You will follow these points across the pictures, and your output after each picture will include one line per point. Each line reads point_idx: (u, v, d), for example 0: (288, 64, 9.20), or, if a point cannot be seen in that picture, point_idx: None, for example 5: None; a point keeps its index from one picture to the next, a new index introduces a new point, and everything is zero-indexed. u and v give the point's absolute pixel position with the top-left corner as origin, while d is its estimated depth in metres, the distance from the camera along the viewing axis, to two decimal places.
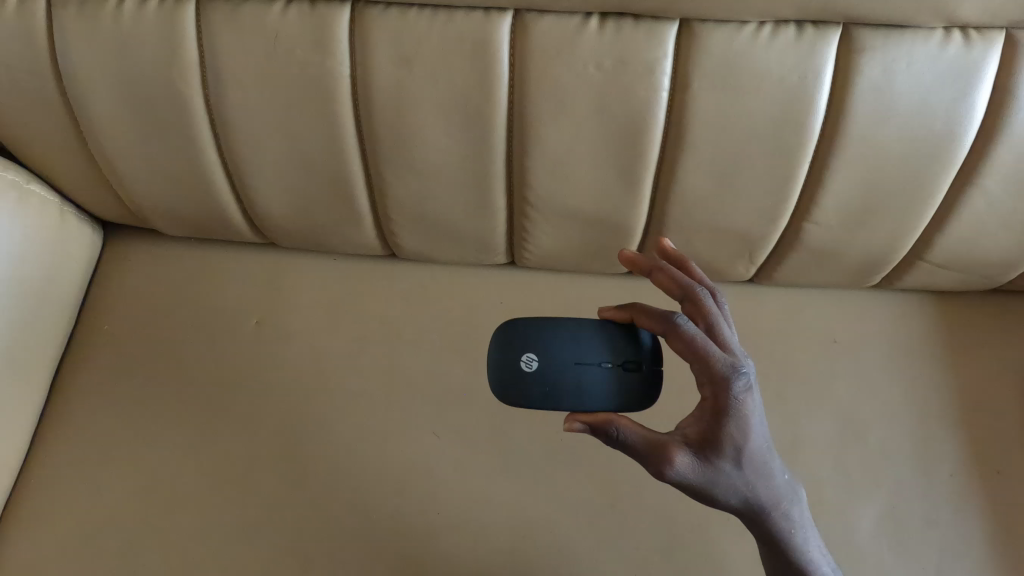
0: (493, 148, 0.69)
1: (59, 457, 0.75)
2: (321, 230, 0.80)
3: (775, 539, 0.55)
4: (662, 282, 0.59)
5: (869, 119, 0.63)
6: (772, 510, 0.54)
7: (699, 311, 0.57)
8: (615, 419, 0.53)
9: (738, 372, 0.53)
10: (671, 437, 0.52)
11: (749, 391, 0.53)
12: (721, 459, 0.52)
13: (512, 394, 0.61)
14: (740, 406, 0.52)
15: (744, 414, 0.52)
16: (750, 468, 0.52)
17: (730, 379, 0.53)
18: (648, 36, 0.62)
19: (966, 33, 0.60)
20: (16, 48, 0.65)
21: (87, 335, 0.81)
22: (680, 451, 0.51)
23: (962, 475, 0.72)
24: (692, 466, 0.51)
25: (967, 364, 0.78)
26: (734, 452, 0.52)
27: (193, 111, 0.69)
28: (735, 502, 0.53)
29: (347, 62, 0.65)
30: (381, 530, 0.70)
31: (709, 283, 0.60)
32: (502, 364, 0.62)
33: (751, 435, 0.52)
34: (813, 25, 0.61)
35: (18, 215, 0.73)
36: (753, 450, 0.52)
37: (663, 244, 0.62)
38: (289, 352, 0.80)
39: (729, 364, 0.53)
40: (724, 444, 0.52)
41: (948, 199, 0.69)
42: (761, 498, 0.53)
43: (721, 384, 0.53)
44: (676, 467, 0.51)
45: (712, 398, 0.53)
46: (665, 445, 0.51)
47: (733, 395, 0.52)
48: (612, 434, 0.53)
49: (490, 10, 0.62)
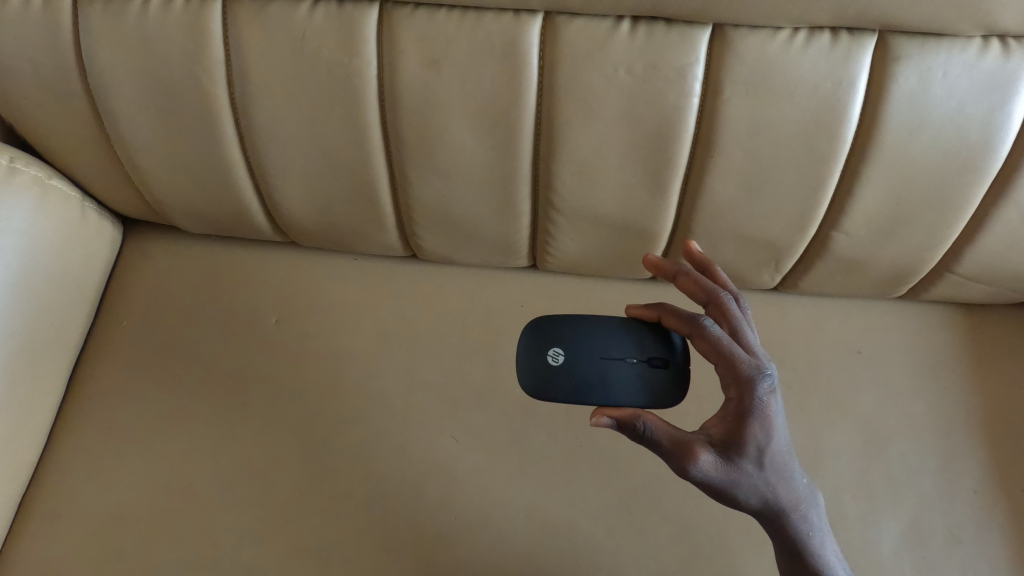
0: (520, 149, 0.68)
1: (78, 451, 0.75)
2: (343, 231, 0.80)
3: (791, 543, 0.54)
4: (686, 286, 0.60)
5: (903, 129, 0.62)
6: (790, 512, 0.53)
7: (723, 314, 0.58)
8: (642, 414, 0.53)
9: (763, 374, 0.53)
10: (695, 436, 0.52)
11: (772, 393, 0.53)
12: (744, 459, 0.51)
13: (539, 388, 0.61)
14: (764, 408, 0.52)
15: (768, 415, 0.52)
16: (772, 469, 0.52)
17: (755, 380, 0.53)
18: (680, 41, 0.61)
19: (1005, 42, 0.59)
20: (41, 43, 0.65)
21: (106, 329, 0.82)
22: (704, 449, 0.51)
23: (985, 491, 0.72)
24: (716, 466, 0.51)
25: (993, 379, 0.78)
26: (756, 453, 0.51)
27: (217, 109, 0.68)
28: (755, 503, 0.52)
29: (374, 62, 0.64)
30: (399, 533, 0.71)
31: (734, 288, 0.60)
32: (530, 359, 0.62)
33: (773, 438, 0.52)
34: (848, 31, 0.60)
35: (40, 209, 0.73)
36: (774, 452, 0.52)
37: (689, 248, 0.61)
38: (309, 353, 0.80)
39: (754, 366, 0.53)
40: (747, 444, 0.51)
41: (980, 211, 0.68)
42: (781, 500, 0.53)
43: (746, 386, 0.53)
44: (699, 465, 0.50)
45: (737, 399, 0.53)
46: (689, 442, 0.51)
47: (757, 396, 0.52)
48: (639, 429, 0.53)
49: (520, 12, 0.61)
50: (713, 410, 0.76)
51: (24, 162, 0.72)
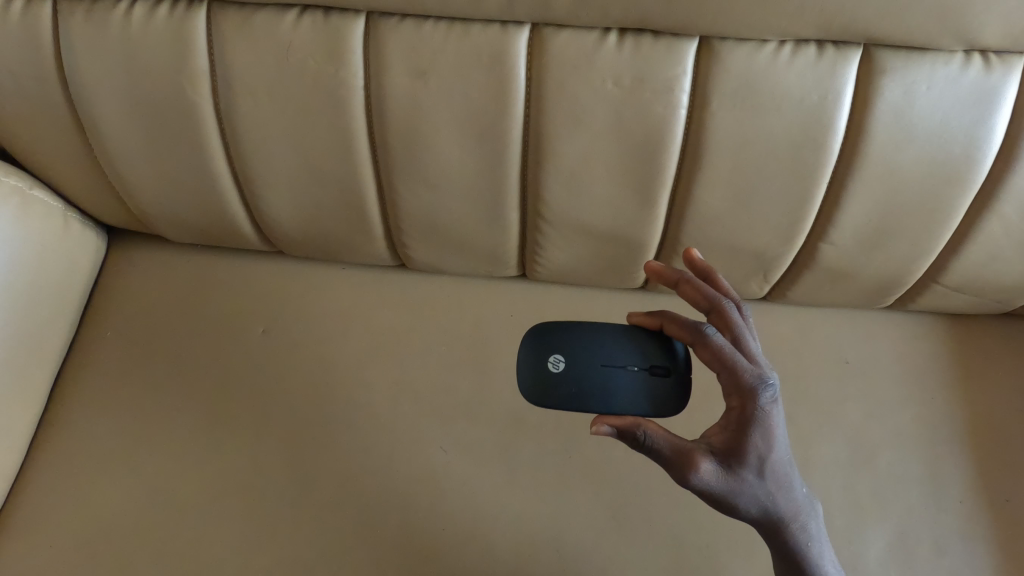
0: (508, 161, 0.68)
1: (57, 465, 0.74)
2: (330, 241, 0.80)
3: (790, 552, 0.54)
4: (688, 293, 0.60)
5: (888, 142, 0.63)
6: (790, 521, 0.53)
7: (725, 322, 0.57)
8: (642, 423, 0.53)
9: (765, 384, 0.53)
10: (695, 445, 0.52)
11: (775, 403, 0.53)
12: (744, 469, 0.51)
13: (540, 394, 0.61)
14: (766, 417, 0.52)
15: (770, 424, 0.52)
16: (772, 479, 0.52)
17: (758, 390, 0.52)
18: (666, 53, 0.61)
19: (986, 58, 0.60)
20: (21, 53, 0.64)
21: (89, 340, 0.80)
22: (704, 459, 0.51)
23: (971, 501, 0.72)
24: (716, 475, 0.51)
25: (979, 389, 0.78)
26: (758, 463, 0.51)
27: (202, 119, 0.68)
28: (755, 512, 0.52)
29: (361, 73, 0.64)
30: (385, 546, 0.70)
31: (736, 295, 0.60)
32: (531, 365, 0.62)
33: (774, 447, 0.52)
34: (834, 45, 0.60)
35: (20, 220, 0.72)
36: (775, 461, 0.52)
37: (690, 254, 0.62)
38: (296, 364, 0.79)
39: (757, 375, 0.53)
40: (748, 454, 0.51)
41: (965, 223, 0.69)
42: (781, 510, 0.52)
43: (748, 395, 0.52)
44: (699, 474, 0.50)
45: (739, 408, 0.53)
46: (689, 451, 0.51)
47: (760, 406, 0.52)
48: (639, 438, 0.52)
49: (507, 23, 0.61)
50: (703, 420, 0.76)
51: (4, 172, 0.71)
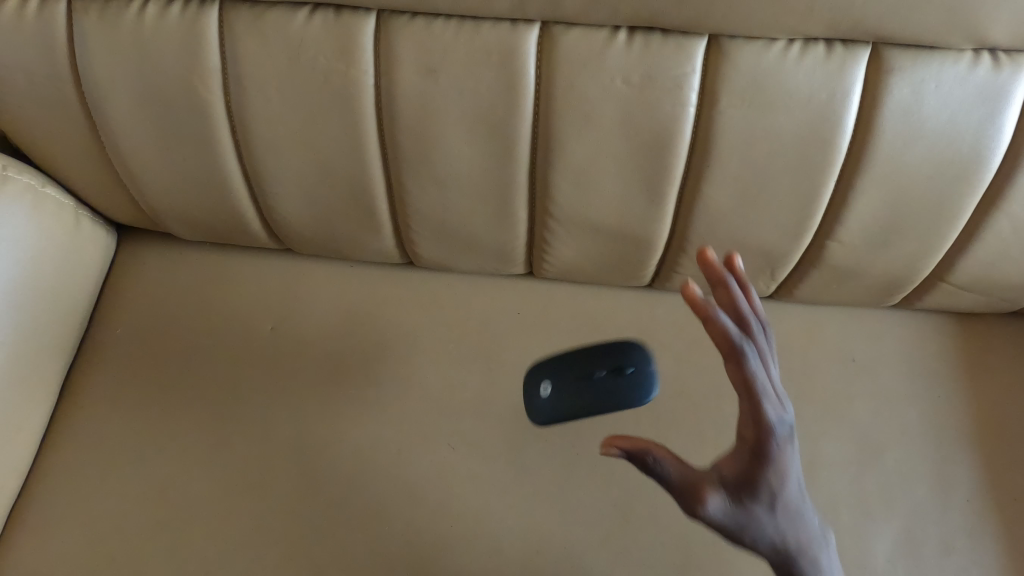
0: (517, 159, 0.68)
1: (68, 461, 0.74)
2: (339, 238, 0.80)
3: None
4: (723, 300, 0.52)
5: (896, 140, 0.63)
6: (802, 557, 0.52)
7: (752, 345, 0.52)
8: (652, 449, 0.52)
9: (782, 419, 0.50)
10: (705, 476, 0.51)
11: (790, 438, 0.51)
12: (754, 503, 0.50)
13: (538, 419, 0.68)
14: (780, 455, 0.50)
15: (785, 461, 0.50)
16: (783, 515, 0.51)
17: (776, 426, 0.50)
18: (676, 52, 0.61)
19: (995, 56, 0.60)
20: (34, 52, 0.64)
21: (99, 337, 0.81)
22: (714, 493, 0.50)
23: (978, 499, 0.72)
24: (724, 509, 0.49)
25: (986, 387, 0.78)
26: (769, 498, 0.50)
27: (213, 117, 0.68)
28: (764, 547, 0.51)
29: (372, 71, 0.64)
30: (394, 542, 0.70)
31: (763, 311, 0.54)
32: (528, 397, 0.69)
33: (786, 484, 0.50)
34: (843, 44, 0.61)
35: (32, 217, 0.73)
36: (787, 499, 0.51)
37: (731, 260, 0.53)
38: (305, 361, 0.79)
39: (776, 411, 0.50)
40: (759, 490, 0.50)
41: (972, 221, 0.69)
42: (792, 546, 0.51)
43: (765, 431, 0.50)
44: (707, 508, 0.49)
45: (756, 443, 0.50)
46: (699, 484, 0.50)
47: (776, 443, 0.50)
48: (649, 463, 0.52)
49: (517, 22, 0.61)
50: (710, 417, 0.76)
51: (17, 170, 0.72)
